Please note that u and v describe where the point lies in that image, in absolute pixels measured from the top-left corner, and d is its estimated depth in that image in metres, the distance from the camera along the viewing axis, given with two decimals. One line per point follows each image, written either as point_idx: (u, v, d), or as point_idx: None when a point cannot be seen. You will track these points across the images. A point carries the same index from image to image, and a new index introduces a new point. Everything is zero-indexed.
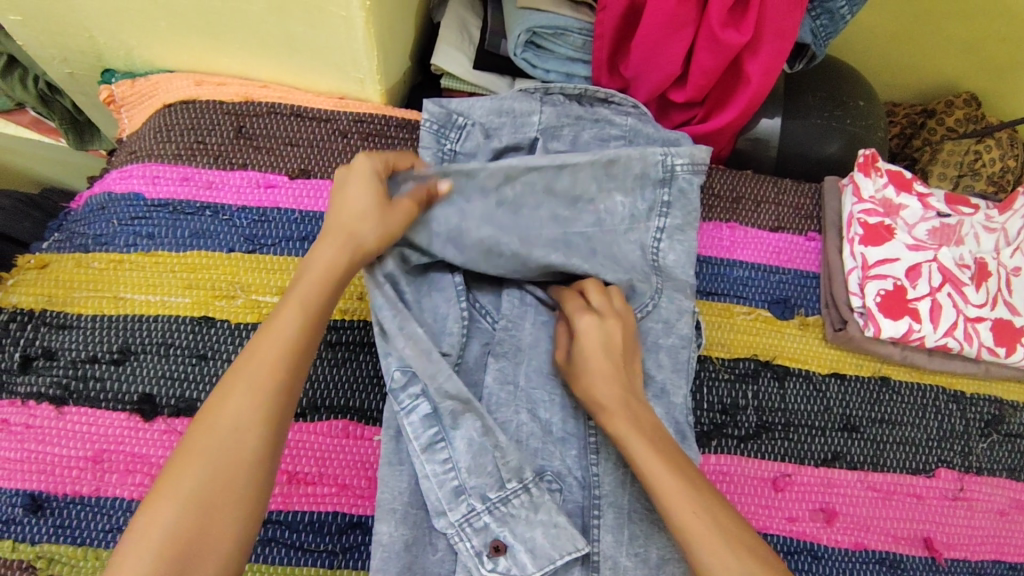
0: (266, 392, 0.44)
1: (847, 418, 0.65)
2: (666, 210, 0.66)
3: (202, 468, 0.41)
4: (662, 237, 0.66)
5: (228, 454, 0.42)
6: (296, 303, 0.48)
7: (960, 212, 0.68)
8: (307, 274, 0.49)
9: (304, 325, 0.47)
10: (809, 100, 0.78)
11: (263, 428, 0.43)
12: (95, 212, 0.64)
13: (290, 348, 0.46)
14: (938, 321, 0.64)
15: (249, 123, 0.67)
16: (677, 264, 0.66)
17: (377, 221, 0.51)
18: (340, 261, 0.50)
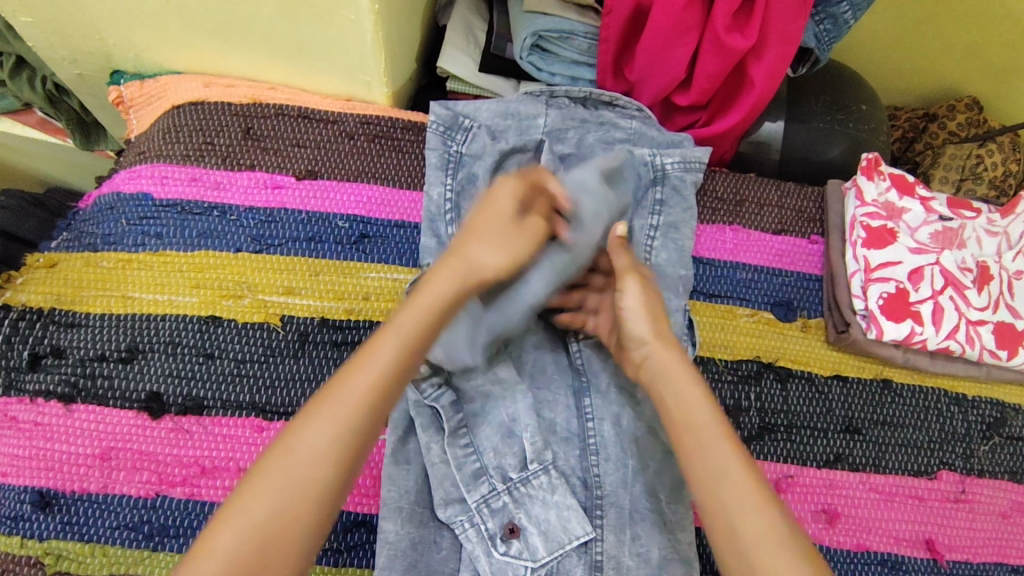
0: (347, 426, 0.44)
1: (849, 420, 0.65)
2: (661, 208, 0.67)
3: (275, 493, 0.42)
4: (657, 234, 0.66)
5: (300, 484, 0.42)
6: (395, 335, 0.48)
7: (963, 216, 0.68)
8: (417, 299, 0.50)
9: (398, 364, 0.47)
10: (811, 104, 0.79)
11: (337, 463, 0.43)
12: (104, 212, 0.65)
13: (379, 383, 0.46)
14: (941, 323, 0.64)
15: (257, 124, 0.68)
16: (669, 262, 0.66)
17: (503, 242, 0.54)
18: (441, 302, 0.51)
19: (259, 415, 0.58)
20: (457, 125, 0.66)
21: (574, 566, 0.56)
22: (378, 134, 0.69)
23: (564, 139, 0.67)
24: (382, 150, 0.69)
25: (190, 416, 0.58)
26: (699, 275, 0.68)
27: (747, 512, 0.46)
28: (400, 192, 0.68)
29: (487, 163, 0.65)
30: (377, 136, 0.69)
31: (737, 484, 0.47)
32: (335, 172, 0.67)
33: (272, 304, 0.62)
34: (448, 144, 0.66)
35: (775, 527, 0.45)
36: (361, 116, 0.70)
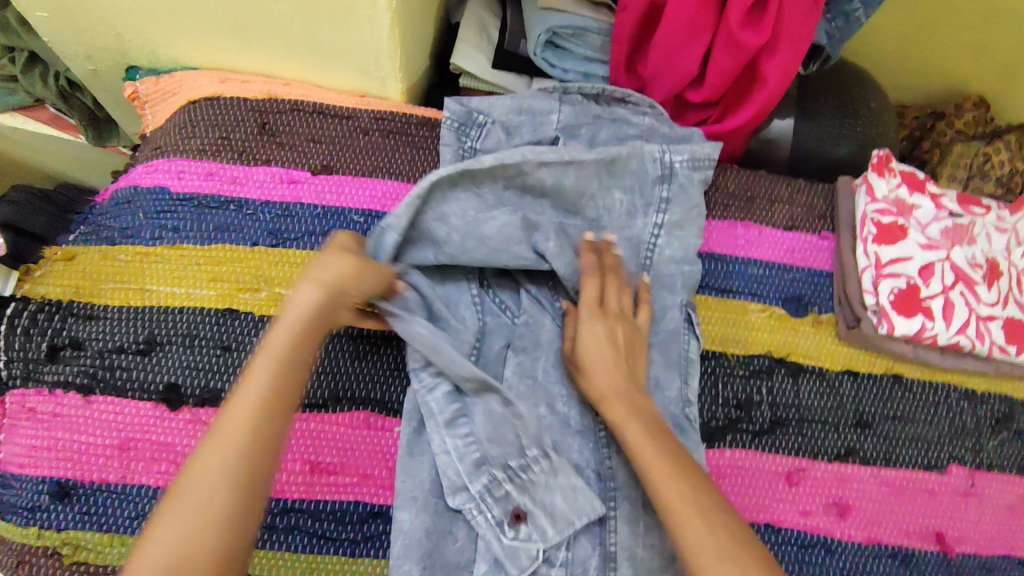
0: (231, 459, 0.43)
1: (860, 414, 0.66)
2: (665, 206, 0.66)
3: (160, 550, 0.40)
4: (661, 233, 0.66)
5: (188, 531, 0.40)
6: (269, 353, 0.47)
7: (973, 213, 0.69)
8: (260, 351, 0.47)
9: (277, 383, 0.46)
10: (821, 102, 0.80)
11: (236, 489, 0.42)
12: (121, 206, 0.65)
13: (254, 416, 0.44)
14: (951, 318, 0.64)
15: (273, 120, 0.69)
16: (670, 261, 0.66)
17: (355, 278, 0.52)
18: (316, 312, 0.49)
19: None
20: (471, 121, 0.66)
21: (589, 557, 0.56)
22: (392, 130, 0.70)
23: (578, 135, 0.68)
24: (396, 146, 0.69)
25: (207, 408, 0.58)
26: (711, 271, 0.69)
27: (681, 512, 0.49)
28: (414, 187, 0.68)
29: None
30: (391, 132, 0.70)
31: (677, 488, 0.50)
32: (349, 167, 0.68)
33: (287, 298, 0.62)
34: (463, 140, 0.66)
35: (709, 520, 0.48)
36: (375, 112, 0.70)
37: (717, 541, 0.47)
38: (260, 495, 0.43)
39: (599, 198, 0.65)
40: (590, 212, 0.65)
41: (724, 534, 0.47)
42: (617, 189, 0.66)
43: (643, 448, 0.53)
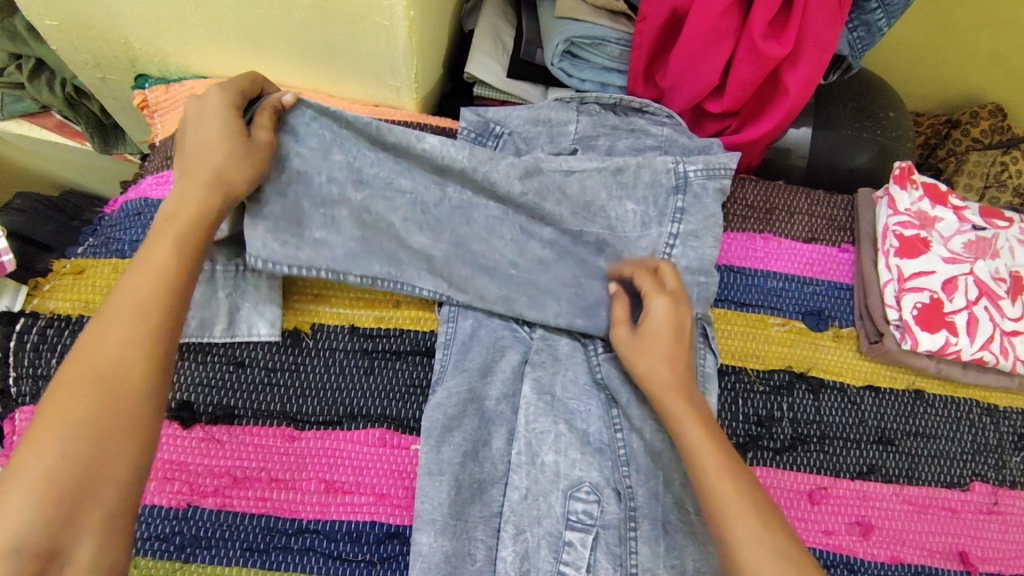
0: (154, 314, 0.45)
1: (881, 431, 0.65)
2: (680, 216, 0.65)
3: (90, 398, 0.41)
4: (676, 243, 0.65)
5: (117, 381, 0.42)
6: (136, 308, 0.45)
7: (996, 226, 0.67)
8: (173, 215, 0.49)
9: (181, 256, 0.48)
10: (838, 111, 0.79)
11: (96, 437, 0.40)
12: (131, 218, 0.64)
13: (166, 279, 0.46)
14: (975, 334, 0.63)
15: None
16: (688, 270, 0.64)
17: (242, 158, 0.52)
18: (178, 265, 0.47)
19: (290, 424, 0.58)
20: (487, 132, 0.65)
21: None
22: None
23: (595, 146, 0.67)
24: None
25: (220, 425, 0.57)
26: (730, 284, 0.68)
27: (734, 511, 0.48)
28: None
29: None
30: None
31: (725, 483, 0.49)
32: None
33: (302, 312, 0.62)
34: None
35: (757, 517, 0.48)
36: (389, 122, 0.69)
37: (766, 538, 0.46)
38: (114, 446, 0.40)
39: (610, 207, 0.64)
40: (601, 220, 0.64)
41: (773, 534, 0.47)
42: (630, 200, 0.65)
43: (698, 443, 0.51)
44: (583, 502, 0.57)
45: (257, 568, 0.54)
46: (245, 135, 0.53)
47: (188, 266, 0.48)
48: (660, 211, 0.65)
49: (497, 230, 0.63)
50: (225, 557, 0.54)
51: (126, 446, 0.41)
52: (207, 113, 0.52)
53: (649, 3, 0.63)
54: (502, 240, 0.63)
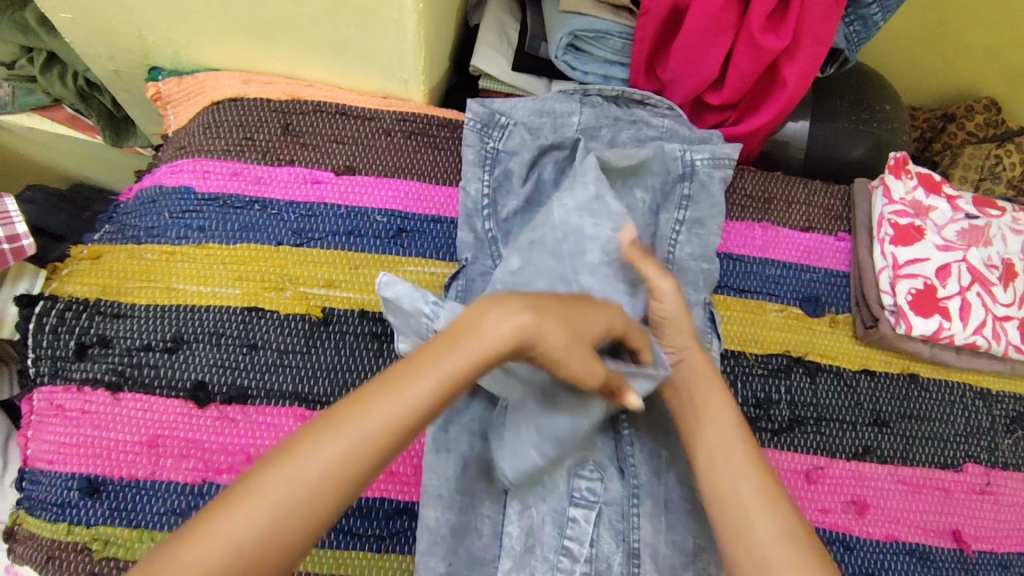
0: (358, 459, 0.40)
1: (876, 414, 0.66)
2: (687, 203, 0.67)
3: (240, 537, 0.37)
4: (682, 229, 0.67)
5: (270, 524, 0.38)
6: (359, 437, 0.41)
7: (988, 214, 0.69)
8: (470, 344, 0.44)
9: (432, 403, 0.42)
10: (836, 104, 0.81)
11: (237, 571, 0.37)
12: (147, 205, 0.66)
13: (413, 415, 0.42)
14: (967, 319, 0.65)
15: (296, 120, 0.69)
16: (693, 257, 0.66)
17: (564, 346, 0.46)
18: (422, 414, 0.42)
19: (302, 404, 0.60)
20: (493, 123, 0.67)
21: (611, 554, 0.57)
22: (414, 132, 0.70)
23: (598, 136, 0.69)
24: (417, 147, 0.70)
25: (234, 405, 0.59)
26: (729, 271, 0.70)
27: (751, 504, 0.51)
28: (435, 187, 0.69)
29: (523, 159, 0.66)
30: (412, 132, 0.70)
31: (746, 479, 0.53)
32: (371, 168, 0.68)
33: (313, 297, 0.63)
34: (485, 141, 0.67)
35: (774, 509, 0.51)
36: (396, 114, 0.71)
37: (782, 529, 0.50)
38: None
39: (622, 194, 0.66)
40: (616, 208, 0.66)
41: (787, 521, 0.50)
42: (640, 188, 0.67)
43: (726, 458, 0.54)
44: (587, 479, 0.58)
45: None
46: (574, 331, 0.48)
47: (413, 423, 0.42)
48: (663, 195, 0.68)
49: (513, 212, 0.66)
50: None
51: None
52: (490, 318, 0.45)
53: None
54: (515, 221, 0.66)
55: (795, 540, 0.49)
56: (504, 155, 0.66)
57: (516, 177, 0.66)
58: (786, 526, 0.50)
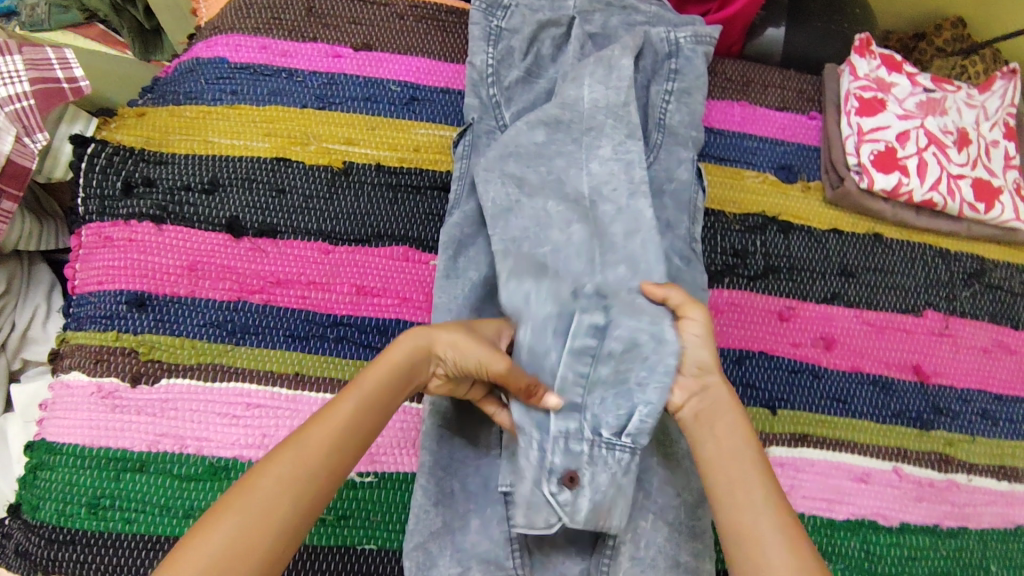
0: (311, 469, 0.44)
1: (844, 265, 0.73)
2: (675, 75, 0.74)
3: (229, 532, 0.40)
4: (671, 98, 0.73)
5: (256, 523, 0.41)
6: (291, 461, 0.43)
7: (945, 90, 0.76)
8: (384, 360, 0.50)
9: (358, 417, 0.47)
10: (809, 7, 0.88)
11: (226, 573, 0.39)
12: (185, 75, 0.73)
13: (345, 431, 0.46)
14: (925, 175, 0.72)
15: (319, 4, 0.76)
16: (682, 123, 0.73)
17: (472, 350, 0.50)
18: (360, 421, 0.47)
19: (326, 241, 0.67)
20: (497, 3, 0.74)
21: None
22: (425, 16, 0.78)
23: (592, 19, 0.76)
24: (428, 29, 0.77)
25: (265, 238, 0.66)
26: (711, 143, 0.77)
27: (770, 544, 0.45)
28: (444, 64, 0.76)
29: (524, 34, 0.73)
30: (423, 17, 0.78)
31: (773, 523, 0.46)
32: (386, 46, 0.75)
33: (335, 151, 0.70)
34: (490, 19, 0.74)
35: (792, 551, 0.45)
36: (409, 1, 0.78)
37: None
38: None
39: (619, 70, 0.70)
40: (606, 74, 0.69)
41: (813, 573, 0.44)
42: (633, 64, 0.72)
43: (737, 487, 0.49)
44: None
45: (298, 351, 0.63)
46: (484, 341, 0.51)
47: (354, 428, 0.46)
48: (653, 68, 0.74)
49: (518, 80, 0.73)
50: (270, 341, 0.62)
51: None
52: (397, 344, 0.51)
53: None
54: (519, 93, 0.72)
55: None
56: (508, 35, 0.74)
57: (518, 52, 0.73)
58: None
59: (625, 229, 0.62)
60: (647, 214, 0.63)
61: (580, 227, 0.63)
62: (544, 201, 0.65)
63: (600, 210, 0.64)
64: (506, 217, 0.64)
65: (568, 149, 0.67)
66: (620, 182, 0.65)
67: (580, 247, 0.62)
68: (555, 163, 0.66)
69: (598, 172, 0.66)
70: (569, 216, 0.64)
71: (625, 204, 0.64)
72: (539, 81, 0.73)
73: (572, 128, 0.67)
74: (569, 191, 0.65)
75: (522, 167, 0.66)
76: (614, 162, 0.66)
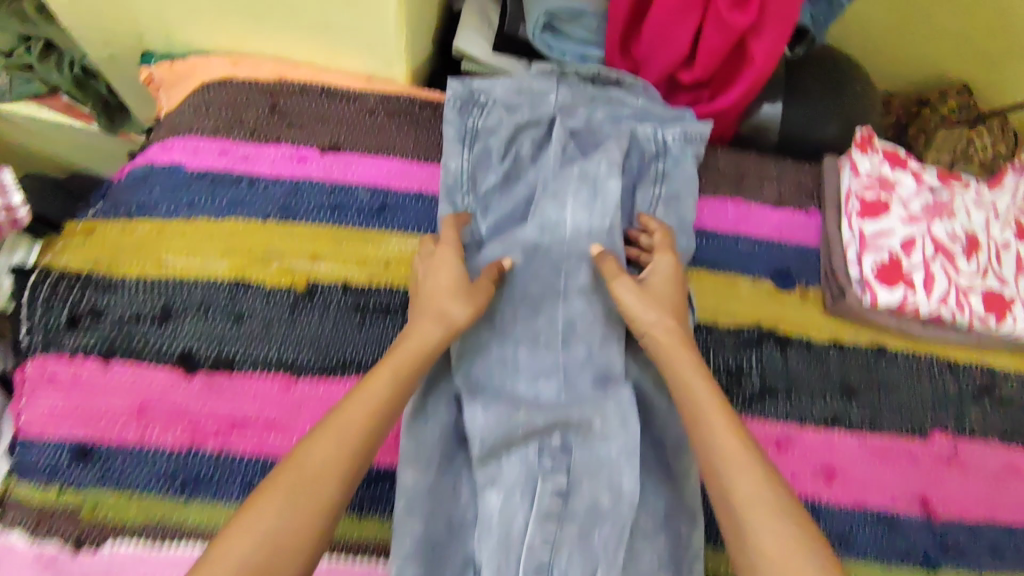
0: (353, 439, 0.49)
1: (846, 383, 0.68)
2: (663, 178, 0.69)
3: (288, 499, 0.46)
4: (659, 203, 0.69)
5: (315, 486, 0.47)
6: (336, 436, 0.49)
7: (953, 188, 0.71)
8: (405, 348, 0.55)
9: (391, 399, 0.52)
10: (810, 86, 0.82)
11: (281, 542, 0.44)
12: (139, 182, 0.68)
13: (378, 409, 0.51)
14: (932, 289, 0.67)
15: (284, 101, 0.71)
16: (672, 230, 0.68)
17: (464, 301, 0.57)
18: (391, 399, 0.52)
19: (286, 373, 0.62)
20: (473, 100, 0.70)
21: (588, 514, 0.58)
22: (398, 111, 0.73)
23: (574, 114, 0.70)
24: (401, 126, 0.72)
25: (221, 373, 0.61)
26: (703, 247, 0.72)
27: (759, 514, 0.47)
28: (417, 165, 0.71)
29: (501, 136, 0.68)
30: (395, 112, 0.72)
31: (756, 496, 0.48)
32: (355, 146, 0.70)
33: (297, 270, 0.65)
34: (466, 119, 0.69)
35: (775, 509, 0.47)
36: (380, 95, 0.73)
37: (767, 497, 0.48)
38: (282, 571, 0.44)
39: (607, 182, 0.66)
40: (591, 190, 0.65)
41: (773, 498, 0.48)
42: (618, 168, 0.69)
43: (721, 442, 0.51)
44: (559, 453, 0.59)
45: None
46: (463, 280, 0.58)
47: (395, 401, 0.52)
48: (638, 169, 0.69)
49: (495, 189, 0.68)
50: (224, 494, 0.58)
51: (300, 544, 0.45)
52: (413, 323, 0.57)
53: None
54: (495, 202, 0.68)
55: (779, 510, 0.47)
56: (486, 136, 0.69)
57: (495, 154, 0.68)
58: (795, 536, 0.46)
59: (596, 373, 0.60)
60: (620, 363, 0.61)
61: (550, 371, 0.61)
62: (514, 343, 0.62)
63: (573, 349, 0.61)
64: (473, 363, 0.61)
65: (542, 275, 0.63)
66: (596, 319, 0.62)
67: (550, 393, 0.60)
68: (529, 292, 0.63)
69: (573, 306, 0.62)
70: (538, 362, 0.61)
71: (597, 347, 0.61)
72: (520, 185, 0.68)
73: (549, 255, 0.64)
74: (540, 327, 0.62)
75: (493, 297, 0.63)
76: (591, 291, 0.63)
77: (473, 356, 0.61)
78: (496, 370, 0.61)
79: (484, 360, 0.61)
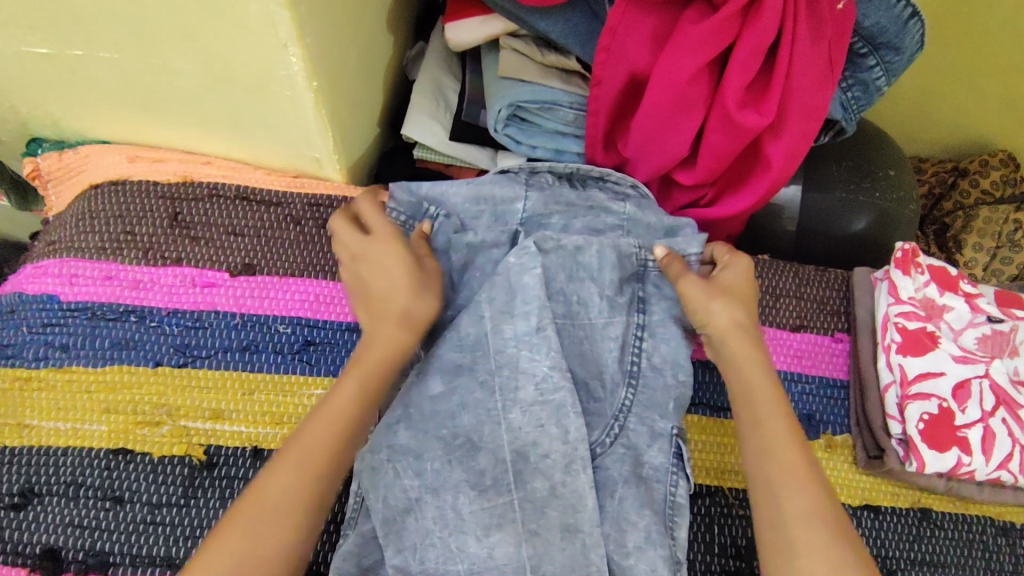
0: (313, 469, 0.44)
1: (883, 562, 0.55)
2: (644, 306, 0.57)
3: (237, 540, 0.41)
4: (646, 336, 0.56)
5: (269, 525, 0.42)
6: (298, 460, 0.44)
7: (1014, 316, 0.58)
8: (370, 348, 0.49)
9: (360, 408, 0.47)
10: (833, 170, 0.69)
11: None
12: (4, 316, 0.55)
13: (344, 426, 0.46)
14: (992, 452, 0.54)
15: (187, 209, 0.58)
16: (666, 363, 0.55)
17: (411, 293, 0.50)
18: (357, 416, 0.46)
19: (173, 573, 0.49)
20: (421, 214, 0.56)
21: None
22: (330, 219, 0.59)
23: (548, 224, 0.57)
24: (333, 238, 0.58)
25: None
26: (704, 385, 0.59)
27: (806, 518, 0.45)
28: None
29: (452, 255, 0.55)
30: (326, 221, 0.59)
31: (796, 495, 0.46)
32: (275, 266, 0.57)
33: (194, 433, 0.52)
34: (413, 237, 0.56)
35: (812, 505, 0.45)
36: (309, 197, 0.59)
37: (819, 511, 0.45)
38: None
39: (571, 289, 0.55)
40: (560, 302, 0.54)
41: (822, 505, 0.45)
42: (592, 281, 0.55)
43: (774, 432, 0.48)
44: None
45: None
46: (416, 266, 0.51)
47: (364, 415, 0.47)
48: (616, 286, 0.56)
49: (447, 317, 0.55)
50: None
51: None
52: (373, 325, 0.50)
53: (601, 65, 0.52)
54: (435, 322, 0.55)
55: (827, 507, 0.45)
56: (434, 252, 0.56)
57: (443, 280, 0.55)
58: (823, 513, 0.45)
59: (562, 518, 0.49)
60: (591, 499, 0.49)
61: (503, 522, 0.49)
62: (452, 490, 0.49)
63: (528, 486, 0.49)
64: (402, 527, 0.48)
65: (476, 401, 0.51)
66: (551, 445, 0.50)
67: (507, 549, 0.48)
68: (462, 423, 0.50)
69: (522, 433, 0.50)
70: (487, 512, 0.49)
71: (559, 480, 0.49)
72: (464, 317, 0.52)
73: (489, 385, 0.51)
74: (483, 465, 0.49)
75: (418, 436, 0.50)
76: (538, 412, 0.50)
77: (402, 517, 0.48)
78: (433, 530, 0.48)
79: (417, 521, 0.48)
